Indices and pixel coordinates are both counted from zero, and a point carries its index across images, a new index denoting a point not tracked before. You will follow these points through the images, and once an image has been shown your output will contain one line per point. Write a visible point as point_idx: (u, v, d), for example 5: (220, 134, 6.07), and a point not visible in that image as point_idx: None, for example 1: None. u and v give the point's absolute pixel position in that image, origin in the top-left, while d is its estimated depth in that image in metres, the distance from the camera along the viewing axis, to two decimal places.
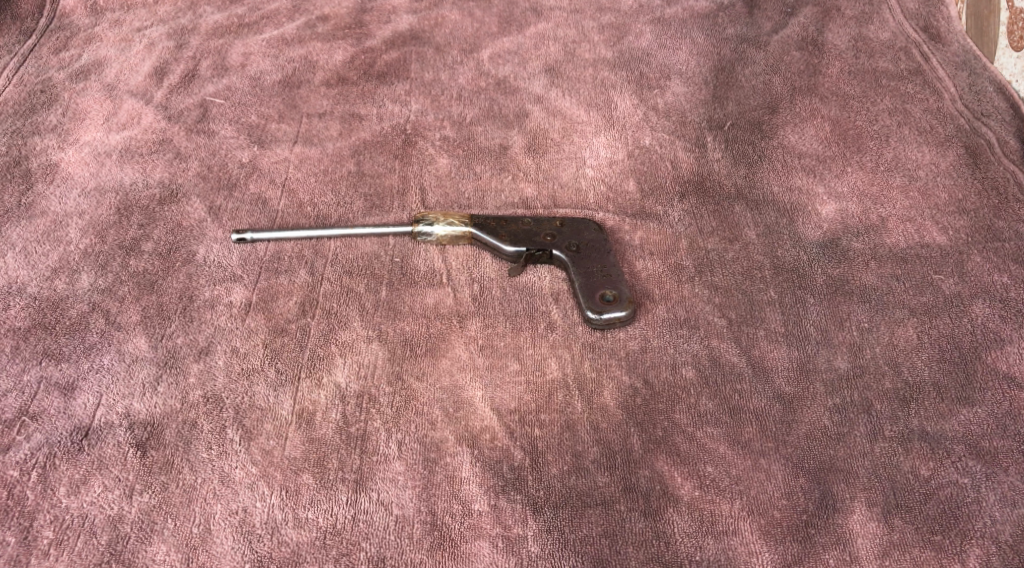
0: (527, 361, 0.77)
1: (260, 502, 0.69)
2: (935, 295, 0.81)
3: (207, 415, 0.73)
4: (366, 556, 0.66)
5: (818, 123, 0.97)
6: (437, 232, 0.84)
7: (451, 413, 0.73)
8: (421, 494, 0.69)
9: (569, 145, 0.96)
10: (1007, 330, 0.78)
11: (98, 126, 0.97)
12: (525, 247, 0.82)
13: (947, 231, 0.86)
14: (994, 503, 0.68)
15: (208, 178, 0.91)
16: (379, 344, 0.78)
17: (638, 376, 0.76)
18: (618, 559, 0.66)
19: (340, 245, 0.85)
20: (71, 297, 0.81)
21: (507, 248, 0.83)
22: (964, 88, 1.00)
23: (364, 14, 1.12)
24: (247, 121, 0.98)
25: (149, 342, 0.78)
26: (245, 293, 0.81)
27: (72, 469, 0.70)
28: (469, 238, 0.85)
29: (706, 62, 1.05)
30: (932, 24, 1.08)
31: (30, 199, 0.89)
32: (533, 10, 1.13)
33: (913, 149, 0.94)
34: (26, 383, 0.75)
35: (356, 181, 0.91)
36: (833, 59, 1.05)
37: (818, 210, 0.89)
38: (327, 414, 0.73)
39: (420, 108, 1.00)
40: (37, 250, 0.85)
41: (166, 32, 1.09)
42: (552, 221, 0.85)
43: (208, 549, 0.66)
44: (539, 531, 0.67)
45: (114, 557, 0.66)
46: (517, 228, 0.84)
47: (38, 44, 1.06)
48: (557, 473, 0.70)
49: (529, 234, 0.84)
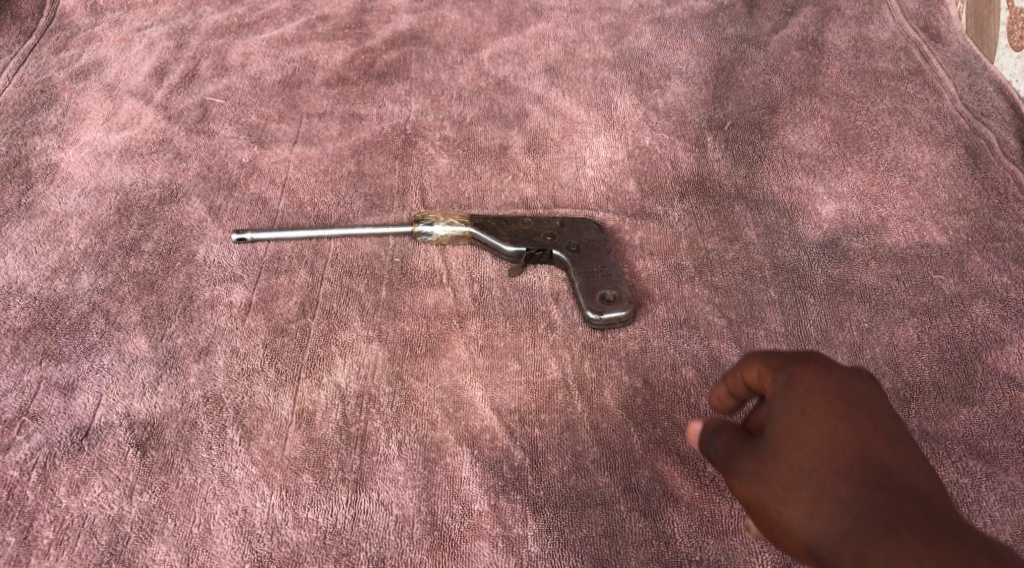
0: (527, 361, 0.77)
1: (260, 502, 0.69)
2: (935, 295, 0.81)
3: (207, 414, 0.73)
4: (366, 556, 0.66)
5: (818, 123, 0.97)
6: (437, 232, 0.84)
7: (451, 413, 0.73)
8: (422, 494, 0.69)
9: (569, 145, 0.96)
10: (1007, 330, 0.78)
11: (99, 126, 0.97)
12: (525, 247, 0.82)
13: (947, 231, 0.86)
14: (994, 503, 0.68)
15: (208, 178, 0.91)
16: (379, 344, 0.78)
17: (638, 376, 0.76)
18: (618, 558, 0.66)
19: (340, 245, 0.85)
20: (71, 296, 0.81)
21: (507, 248, 0.83)
22: (964, 88, 1.00)
23: (365, 14, 1.12)
24: (247, 121, 0.98)
25: (149, 341, 0.78)
26: (245, 293, 0.81)
27: (72, 469, 0.70)
28: (469, 238, 0.85)
29: (706, 62, 1.05)
30: (932, 24, 1.08)
31: (31, 200, 0.89)
32: (533, 10, 1.13)
33: (913, 148, 0.94)
34: (26, 383, 0.75)
35: (356, 181, 0.91)
36: (833, 59, 1.05)
37: (818, 210, 0.89)
38: (327, 414, 0.73)
39: (420, 108, 1.00)
40: (37, 249, 0.85)
41: (166, 32, 1.09)
42: (552, 221, 0.85)
43: (208, 549, 0.66)
44: (539, 531, 0.67)
45: (114, 558, 0.66)
46: (517, 227, 0.84)
47: (38, 44, 1.06)
48: (557, 473, 0.70)
49: (529, 234, 0.84)
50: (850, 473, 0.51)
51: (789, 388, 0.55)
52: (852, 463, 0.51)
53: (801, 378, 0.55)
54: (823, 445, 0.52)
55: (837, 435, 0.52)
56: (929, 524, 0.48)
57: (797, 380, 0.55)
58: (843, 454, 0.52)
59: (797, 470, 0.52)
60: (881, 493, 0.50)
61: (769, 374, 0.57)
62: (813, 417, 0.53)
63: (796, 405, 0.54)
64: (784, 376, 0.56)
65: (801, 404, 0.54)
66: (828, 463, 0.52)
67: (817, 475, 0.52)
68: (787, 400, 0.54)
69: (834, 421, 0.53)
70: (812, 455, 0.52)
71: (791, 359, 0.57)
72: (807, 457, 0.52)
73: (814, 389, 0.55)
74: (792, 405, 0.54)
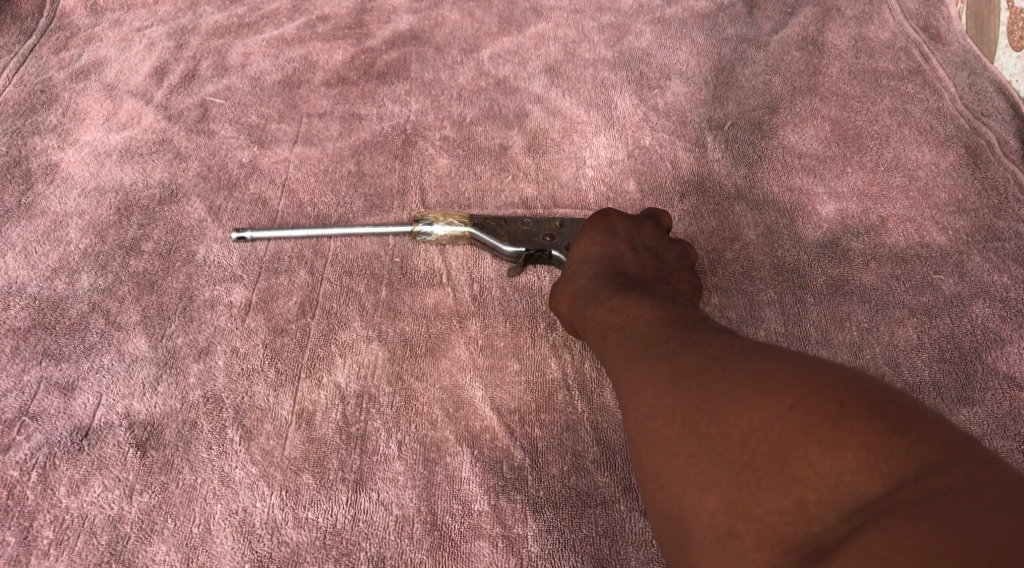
0: (527, 361, 0.77)
1: (260, 502, 0.69)
2: (935, 295, 0.81)
3: (207, 414, 0.73)
4: (366, 556, 0.66)
5: (818, 123, 0.97)
6: (436, 232, 0.83)
7: (451, 413, 0.73)
8: (422, 494, 0.69)
9: (569, 145, 0.96)
10: (1007, 330, 0.78)
11: (99, 126, 0.97)
12: (523, 248, 0.81)
13: (947, 231, 0.86)
14: None
15: (208, 178, 0.91)
16: (379, 344, 0.78)
17: None
18: (618, 558, 0.66)
19: (340, 245, 0.85)
20: (71, 296, 0.81)
21: (506, 249, 0.82)
22: (964, 88, 1.00)
23: (364, 14, 1.12)
24: (247, 121, 0.97)
25: (149, 341, 0.78)
26: (245, 293, 0.81)
27: (72, 469, 0.70)
28: (469, 238, 0.84)
29: (706, 62, 1.05)
30: (932, 24, 1.08)
31: (31, 200, 0.89)
32: (533, 10, 1.13)
33: (913, 148, 0.94)
34: (26, 383, 0.75)
35: (356, 181, 0.91)
36: (834, 59, 1.05)
37: (818, 210, 0.89)
38: (327, 414, 0.73)
39: (420, 108, 1.00)
40: (37, 250, 0.85)
41: (166, 32, 1.09)
42: (554, 220, 0.84)
43: (208, 550, 0.66)
44: (539, 532, 0.67)
45: (114, 558, 0.66)
46: (516, 227, 0.83)
47: (38, 44, 1.06)
48: (557, 474, 0.70)
49: (528, 234, 0.82)
50: (666, 381, 0.57)
51: (594, 300, 0.66)
52: (665, 371, 0.57)
53: (593, 285, 0.68)
54: (641, 356, 0.59)
55: (654, 343, 0.59)
56: (726, 414, 0.53)
57: (595, 287, 0.68)
58: (659, 367, 0.58)
59: (628, 388, 0.59)
60: (687, 400, 0.55)
61: (584, 297, 0.68)
62: (634, 335, 0.61)
63: (594, 317, 0.66)
64: (593, 280, 0.69)
65: (606, 318, 0.64)
66: (645, 374, 0.58)
67: (639, 391, 0.58)
68: (600, 317, 0.65)
69: (648, 333, 0.60)
70: (636, 374, 0.59)
71: (603, 285, 0.67)
72: (630, 376, 0.59)
73: (608, 299, 0.65)
74: (594, 312, 0.66)
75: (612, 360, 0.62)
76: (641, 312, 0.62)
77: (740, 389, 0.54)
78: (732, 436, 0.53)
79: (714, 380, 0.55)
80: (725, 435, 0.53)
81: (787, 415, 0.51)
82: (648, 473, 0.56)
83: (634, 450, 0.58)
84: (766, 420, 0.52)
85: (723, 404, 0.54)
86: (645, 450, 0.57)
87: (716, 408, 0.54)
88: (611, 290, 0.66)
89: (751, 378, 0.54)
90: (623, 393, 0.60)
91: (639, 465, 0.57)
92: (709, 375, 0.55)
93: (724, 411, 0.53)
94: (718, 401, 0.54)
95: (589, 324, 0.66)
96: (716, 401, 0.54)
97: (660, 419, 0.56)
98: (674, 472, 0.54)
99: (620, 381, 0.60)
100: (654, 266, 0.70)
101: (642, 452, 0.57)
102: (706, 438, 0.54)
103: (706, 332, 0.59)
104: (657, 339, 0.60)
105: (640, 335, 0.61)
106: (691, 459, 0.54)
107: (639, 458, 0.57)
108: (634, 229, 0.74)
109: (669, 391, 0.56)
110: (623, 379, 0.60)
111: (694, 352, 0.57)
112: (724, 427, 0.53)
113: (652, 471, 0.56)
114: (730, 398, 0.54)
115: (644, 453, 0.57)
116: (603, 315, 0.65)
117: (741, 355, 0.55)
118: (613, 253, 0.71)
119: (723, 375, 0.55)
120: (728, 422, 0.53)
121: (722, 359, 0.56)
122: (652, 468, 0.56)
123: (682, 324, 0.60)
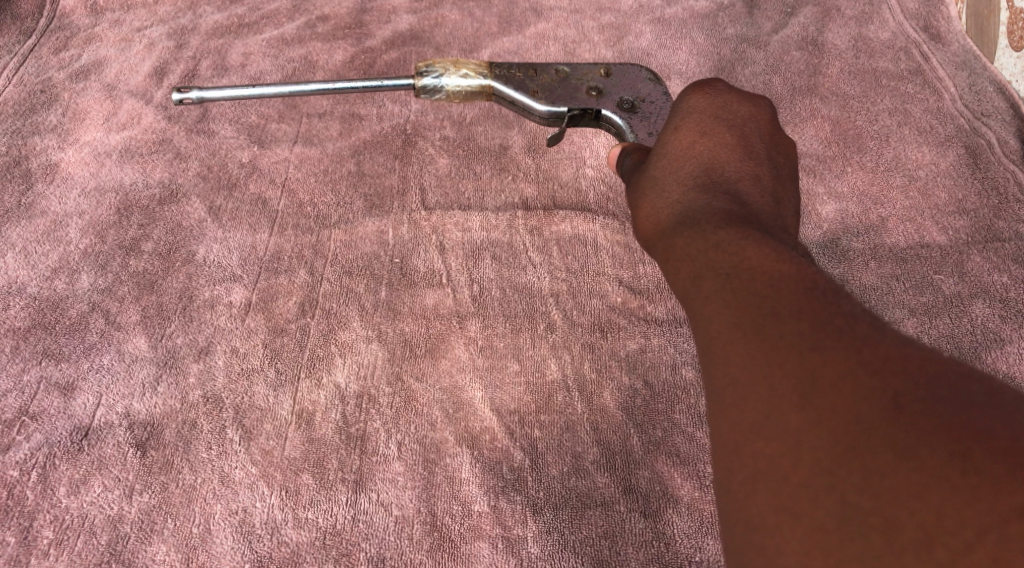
0: (527, 361, 0.77)
1: (259, 502, 0.69)
2: (935, 295, 0.81)
3: (207, 414, 0.73)
4: (366, 556, 0.66)
5: (818, 124, 0.97)
6: (448, 87, 0.82)
7: (451, 414, 0.74)
8: (422, 494, 0.69)
9: (568, 144, 0.95)
10: (1007, 330, 0.78)
11: (98, 126, 0.97)
12: (564, 109, 0.80)
13: (947, 231, 0.86)
14: None
15: (207, 178, 0.91)
16: (379, 344, 0.78)
17: (638, 376, 0.76)
18: (618, 559, 0.66)
19: (340, 245, 0.85)
20: (71, 296, 0.81)
21: (541, 109, 0.81)
22: (964, 88, 1.00)
23: (364, 14, 1.12)
24: (247, 121, 0.97)
25: (149, 341, 0.78)
26: (245, 293, 0.81)
27: (72, 469, 0.70)
28: (489, 95, 0.83)
29: (706, 63, 1.05)
30: (933, 24, 1.08)
31: (30, 200, 0.89)
32: (534, 10, 1.13)
33: (913, 148, 0.94)
34: (26, 383, 0.75)
35: (356, 181, 0.91)
36: (834, 59, 1.05)
37: (818, 210, 0.89)
38: (327, 415, 0.73)
39: (420, 108, 0.99)
40: (38, 249, 0.85)
41: (166, 32, 1.09)
42: (595, 70, 0.82)
43: (208, 549, 0.66)
44: (539, 532, 0.67)
45: (114, 558, 0.66)
46: (548, 82, 0.82)
47: (38, 44, 1.07)
48: (557, 474, 0.70)
49: (569, 91, 0.81)
50: (792, 394, 0.45)
51: (692, 224, 0.55)
52: (798, 377, 0.45)
53: (692, 202, 0.57)
54: (756, 338, 0.47)
55: (778, 320, 0.47)
56: (894, 481, 0.41)
57: (695, 210, 0.56)
58: (787, 368, 0.46)
59: (729, 381, 0.48)
60: (830, 435, 0.43)
61: (673, 211, 0.58)
62: (747, 299, 0.49)
63: (685, 247, 0.54)
64: (689, 194, 0.58)
65: (705, 255, 0.52)
66: (758, 374, 0.46)
67: (749, 391, 0.46)
68: (695, 250, 0.53)
69: (769, 295, 0.48)
70: (746, 364, 0.47)
71: (706, 206, 0.56)
72: (736, 365, 0.47)
73: (710, 230, 0.53)
74: (686, 239, 0.54)
75: (706, 324, 0.50)
76: (762, 265, 0.50)
77: (922, 449, 0.41)
78: (898, 521, 0.40)
79: (879, 421, 0.42)
80: (887, 518, 0.40)
81: (1005, 523, 0.38)
82: (743, 519, 0.44)
83: (724, 475, 0.46)
84: (964, 516, 0.39)
85: (892, 465, 0.41)
86: (743, 484, 0.45)
87: (876, 468, 0.41)
88: (717, 219, 0.54)
89: (943, 435, 0.41)
90: (721, 382, 0.48)
91: (730, 498, 0.45)
92: (871, 409, 0.43)
93: (890, 478, 0.41)
94: (882, 460, 0.41)
95: (674, 248, 0.55)
96: (881, 457, 0.42)
97: (776, 451, 0.44)
98: (793, 542, 0.42)
99: (720, 364, 0.48)
100: (769, 192, 0.59)
101: (740, 487, 0.45)
102: (855, 512, 0.41)
103: (859, 320, 0.46)
104: (781, 314, 0.47)
105: (755, 301, 0.48)
106: (828, 548, 0.41)
107: (730, 493, 0.45)
108: (747, 137, 0.62)
109: (796, 405, 0.44)
110: (726, 363, 0.48)
111: (845, 357, 0.45)
112: (885, 502, 0.41)
113: (750, 523, 0.44)
114: (906, 461, 0.41)
115: (740, 489, 0.45)
116: (701, 249, 0.53)
117: (920, 386, 0.43)
118: (720, 165, 0.60)
119: (895, 416, 0.42)
120: (896, 500, 0.40)
121: (893, 384, 0.43)
122: (752, 515, 0.44)
123: (825, 299, 0.47)
